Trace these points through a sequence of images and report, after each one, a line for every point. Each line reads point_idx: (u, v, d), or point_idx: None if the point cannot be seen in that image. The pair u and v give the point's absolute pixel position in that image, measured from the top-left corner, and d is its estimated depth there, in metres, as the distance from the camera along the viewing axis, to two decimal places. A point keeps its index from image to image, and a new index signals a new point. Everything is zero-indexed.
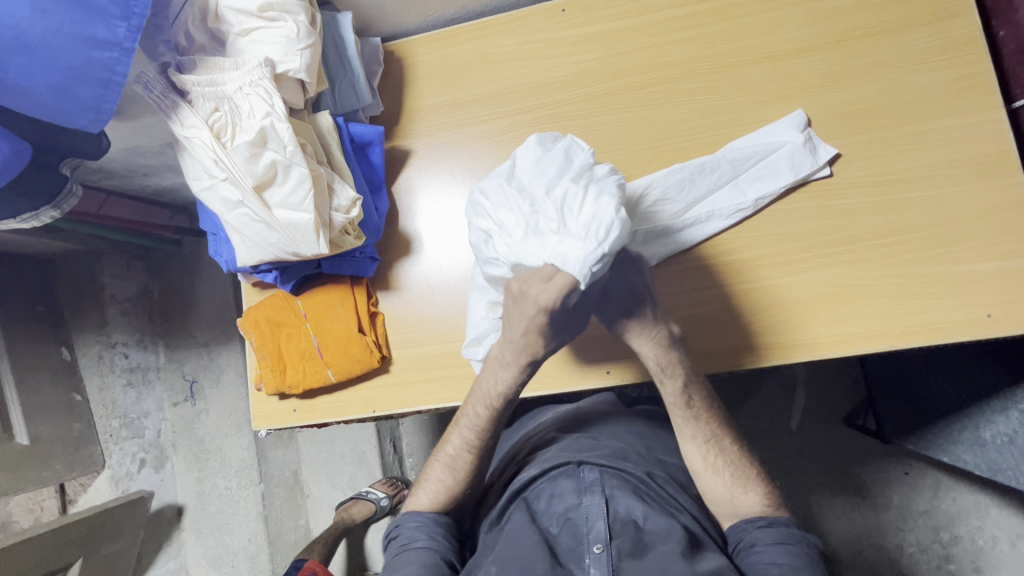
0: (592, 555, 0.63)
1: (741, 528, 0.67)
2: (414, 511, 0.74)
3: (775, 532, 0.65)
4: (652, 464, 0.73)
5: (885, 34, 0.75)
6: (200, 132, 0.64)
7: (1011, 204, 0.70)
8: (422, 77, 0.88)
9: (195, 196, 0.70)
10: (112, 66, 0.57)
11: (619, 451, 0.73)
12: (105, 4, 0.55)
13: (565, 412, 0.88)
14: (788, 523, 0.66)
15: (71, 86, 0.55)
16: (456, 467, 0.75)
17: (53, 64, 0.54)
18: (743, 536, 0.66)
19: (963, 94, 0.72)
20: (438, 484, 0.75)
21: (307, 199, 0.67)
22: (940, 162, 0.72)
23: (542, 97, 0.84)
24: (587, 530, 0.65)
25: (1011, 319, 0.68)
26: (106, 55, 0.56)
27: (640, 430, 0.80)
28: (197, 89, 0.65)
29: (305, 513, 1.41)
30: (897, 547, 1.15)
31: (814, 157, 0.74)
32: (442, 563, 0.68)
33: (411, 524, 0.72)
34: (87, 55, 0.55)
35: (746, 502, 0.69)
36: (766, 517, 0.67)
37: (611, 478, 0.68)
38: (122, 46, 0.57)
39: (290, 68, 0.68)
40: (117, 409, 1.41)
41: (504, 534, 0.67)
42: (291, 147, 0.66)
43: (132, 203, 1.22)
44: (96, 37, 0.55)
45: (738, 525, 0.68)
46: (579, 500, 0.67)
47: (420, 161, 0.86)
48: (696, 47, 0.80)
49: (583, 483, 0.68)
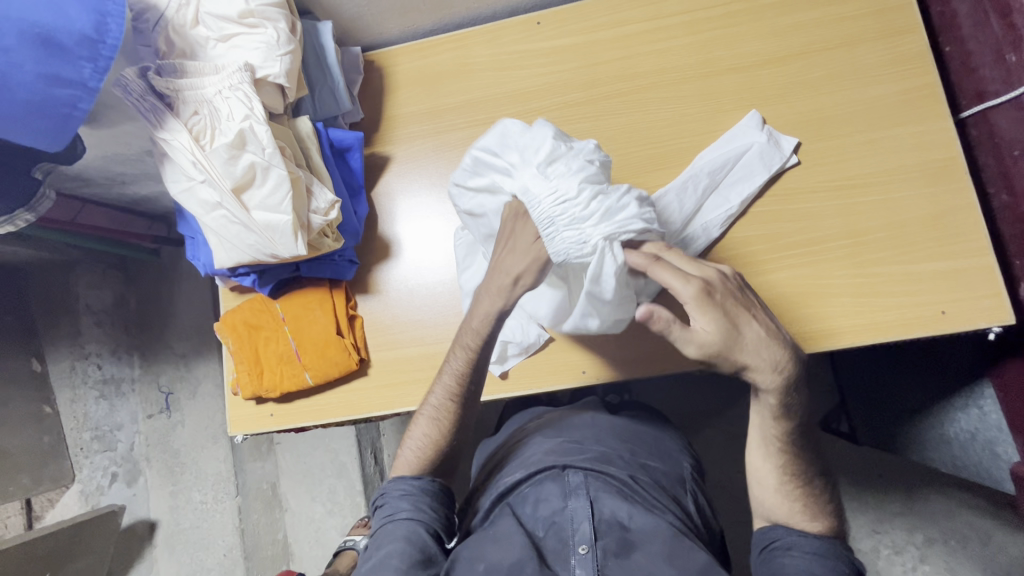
0: (578, 556, 0.64)
1: (780, 530, 0.67)
2: (398, 478, 0.74)
3: (818, 544, 0.65)
4: (636, 468, 0.73)
5: (840, 48, 0.80)
6: (179, 135, 0.66)
7: (962, 207, 0.74)
8: (403, 85, 0.90)
9: (173, 199, 0.70)
10: (75, 103, 0.58)
11: (604, 454, 0.74)
12: (71, 45, 0.57)
13: (551, 417, 0.85)
14: (834, 543, 0.65)
15: (29, 117, 0.57)
16: (441, 419, 0.74)
17: (14, 98, 0.56)
18: (778, 537, 0.67)
19: (913, 104, 0.77)
20: (422, 438, 0.75)
21: (285, 201, 0.68)
22: (893, 168, 0.76)
23: (518, 105, 0.86)
24: (573, 532, 0.66)
25: (965, 316, 0.71)
26: (69, 93, 0.58)
27: (626, 432, 0.80)
28: (179, 93, 0.67)
29: (283, 527, 1.37)
30: (871, 548, 1.18)
31: (779, 151, 0.78)
32: (426, 534, 0.69)
33: (396, 493, 0.73)
34: (48, 92, 0.57)
35: (800, 523, 0.67)
36: (817, 533, 0.66)
37: (596, 481, 0.70)
38: (88, 85, 0.58)
39: (270, 72, 0.69)
40: (88, 422, 1.39)
41: (480, 536, 0.68)
42: (270, 149, 0.67)
43: (109, 212, 1.22)
44: (58, 75, 0.57)
45: (777, 526, 0.68)
46: (564, 503, 0.68)
47: (399, 167, 0.88)
48: (664, 59, 0.84)
49: (568, 486, 0.69)
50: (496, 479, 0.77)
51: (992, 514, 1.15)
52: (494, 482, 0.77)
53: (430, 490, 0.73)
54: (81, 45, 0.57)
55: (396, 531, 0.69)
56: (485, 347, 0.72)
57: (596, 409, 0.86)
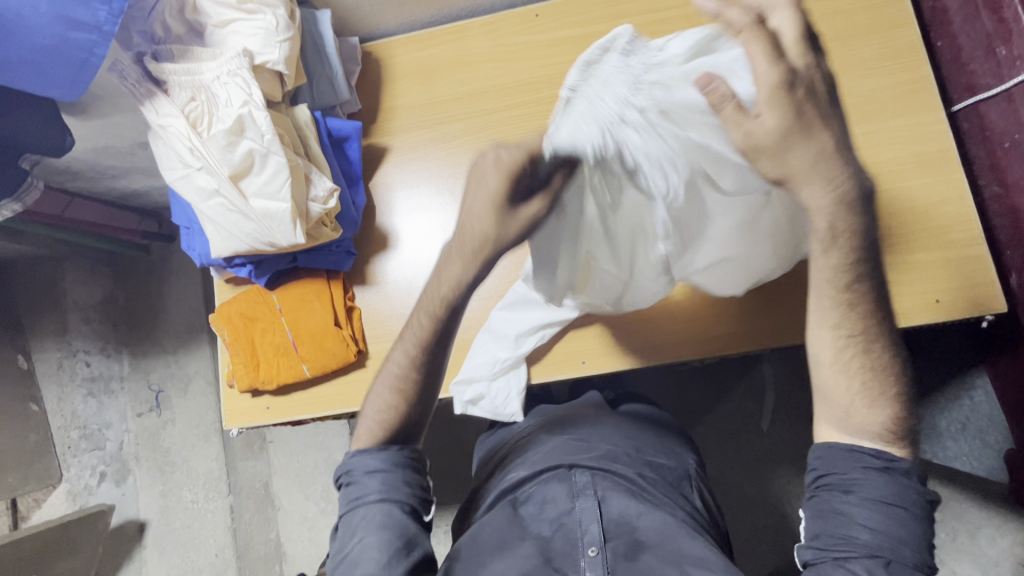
0: (588, 557, 0.63)
1: (838, 462, 0.55)
2: (359, 453, 0.64)
3: (889, 483, 0.53)
4: (641, 465, 0.73)
5: (834, 42, 0.81)
6: (176, 121, 0.65)
7: (954, 199, 0.75)
8: (401, 77, 0.89)
9: (169, 186, 0.70)
10: (90, 47, 0.62)
11: (609, 453, 0.73)
12: None
13: (552, 414, 0.85)
14: (904, 473, 0.54)
15: (47, 62, 0.60)
16: (404, 386, 0.66)
17: (31, 40, 0.59)
18: (837, 473, 0.55)
19: (906, 97, 0.78)
20: (384, 409, 0.66)
21: (284, 189, 0.67)
22: (888, 160, 0.77)
23: (516, 96, 0.86)
24: (581, 533, 0.65)
25: (957, 305, 0.72)
26: (85, 37, 0.61)
27: (628, 429, 0.79)
28: (173, 78, 0.66)
29: (276, 527, 1.35)
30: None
31: None
32: (403, 514, 0.61)
33: (362, 470, 0.63)
34: (65, 35, 0.60)
35: (861, 421, 0.55)
36: (884, 462, 0.54)
37: (603, 481, 0.69)
38: (101, 29, 0.62)
39: (268, 59, 0.69)
40: (76, 419, 1.37)
41: (486, 538, 0.67)
42: (269, 135, 0.66)
43: (99, 206, 1.20)
44: (75, 17, 0.60)
45: (839, 455, 0.56)
46: (572, 503, 0.68)
47: (396, 158, 0.88)
48: None
49: (575, 487, 0.69)
50: (499, 477, 0.77)
51: None
52: (497, 481, 0.77)
53: (401, 463, 0.64)
54: None
55: (368, 517, 0.60)
56: (454, 315, 0.64)
57: (596, 406, 0.86)
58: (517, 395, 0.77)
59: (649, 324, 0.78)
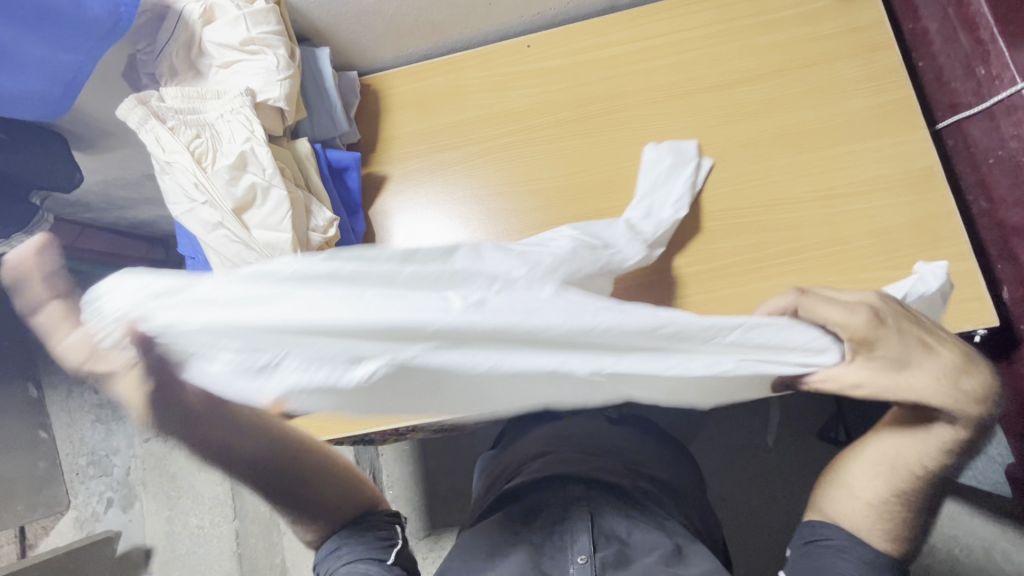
0: (577, 564, 0.62)
1: (832, 529, 0.63)
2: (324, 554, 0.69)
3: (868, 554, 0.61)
4: (636, 476, 0.73)
5: (817, 65, 0.83)
6: (181, 158, 0.66)
7: (942, 214, 0.76)
8: (398, 107, 0.92)
9: (175, 220, 0.72)
10: (77, 68, 0.67)
11: (604, 463, 0.74)
12: (89, 21, 0.64)
13: (554, 424, 0.84)
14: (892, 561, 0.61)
15: (40, 79, 0.66)
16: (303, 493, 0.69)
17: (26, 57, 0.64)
18: (830, 536, 0.63)
19: (890, 115, 0.80)
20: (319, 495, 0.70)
21: (285, 219, 0.69)
22: (875, 177, 0.79)
23: (511, 124, 0.89)
24: (573, 541, 0.64)
25: (951, 319, 0.73)
26: (74, 59, 0.66)
27: (624, 440, 0.79)
28: (179, 118, 0.68)
29: (282, 552, 1.34)
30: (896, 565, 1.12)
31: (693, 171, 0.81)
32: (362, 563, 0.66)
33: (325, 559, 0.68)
34: (58, 56, 0.65)
35: (869, 534, 0.62)
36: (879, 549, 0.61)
37: (598, 494, 0.69)
38: (90, 52, 0.66)
39: (269, 96, 0.72)
40: (84, 446, 1.39)
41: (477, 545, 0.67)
42: (270, 170, 0.69)
43: (108, 235, 1.24)
44: (69, 41, 0.65)
45: (830, 526, 0.64)
46: (565, 514, 0.67)
47: (396, 185, 0.90)
48: (650, 78, 0.87)
49: (569, 497, 0.69)
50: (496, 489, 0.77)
51: None
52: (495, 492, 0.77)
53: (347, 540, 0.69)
54: (98, 24, 0.65)
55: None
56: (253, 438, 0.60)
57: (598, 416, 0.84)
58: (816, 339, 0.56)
59: None
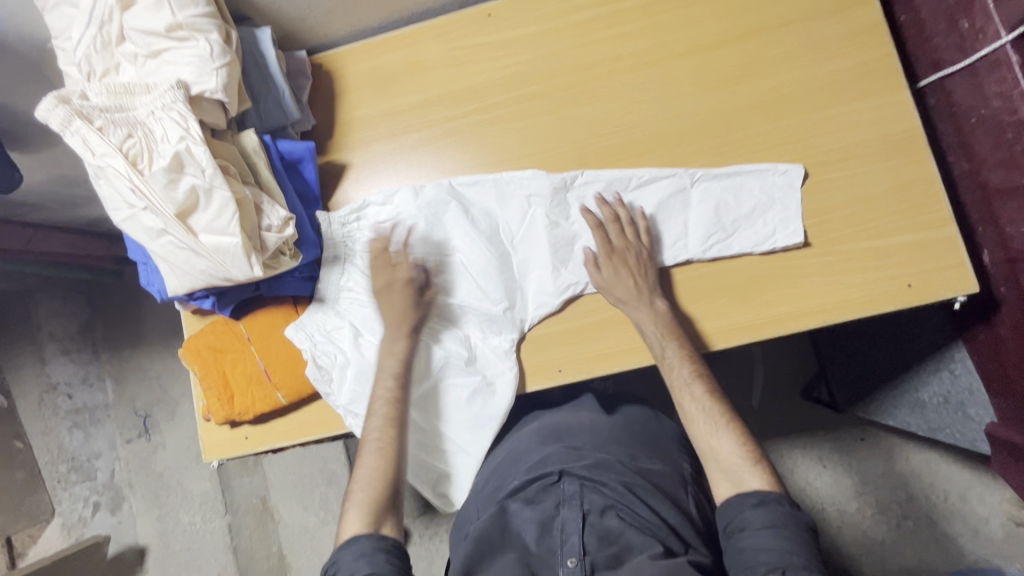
0: (566, 567, 0.62)
1: (733, 508, 0.62)
2: (352, 539, 0.63)
3: (769, 514, 0.61)
4: (634, 474, 0.71)
5: (795, 24, 0.78)
6: (114, 161, 0.61)
7: (923, 178, 0.74)
8: (354, 88, 0.86)
9: (117, 227, 0.66)
10: None
11: (602, 461, 0.72)
12: None
13: (554, 421, 0.82)
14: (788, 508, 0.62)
15: None
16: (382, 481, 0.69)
17: None
18: (731, 518, 0.62)
19: (872, 76, 0.76)
20: (372, 474, 0.69)
21: (233, 222, 0.64)
22: (855, 143, 0.76)
23: (475, 101, 0.84)
24: (562, 542, 0.64)
25: (931, 286, 0.72)
26: None
27: (623, 435, 0.78)
28: (107, 117, 0.62)
29: (277, 540, 1.36)
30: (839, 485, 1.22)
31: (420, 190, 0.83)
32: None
33: (349, 557, 0.62)
34: None
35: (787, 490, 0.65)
36: (761, 495, 0.62)
37: (591, 492, 0.67)
38: None
39: (205, 88, 0.66)
40: (63, 453, 1.36)
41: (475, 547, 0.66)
42: (210, 170, 0.64)
43: (64, 236, 1.16)
44: None
45: (731, 504, 0.63)
46: (556, 510, 0.67)
47: (357, 173, 0.85)
48: (619, 45, 0.82)
49: (563, 495, 0.68)
50: (495, 488, 0.74)
51: (971, 466, 1.18)
52: (494, 490, 0.74)
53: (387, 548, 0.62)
54: None
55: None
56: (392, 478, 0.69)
57: (589, 411, 0.84)
58: (795, 216, 0.75)
59: (625, 327, 0.77)
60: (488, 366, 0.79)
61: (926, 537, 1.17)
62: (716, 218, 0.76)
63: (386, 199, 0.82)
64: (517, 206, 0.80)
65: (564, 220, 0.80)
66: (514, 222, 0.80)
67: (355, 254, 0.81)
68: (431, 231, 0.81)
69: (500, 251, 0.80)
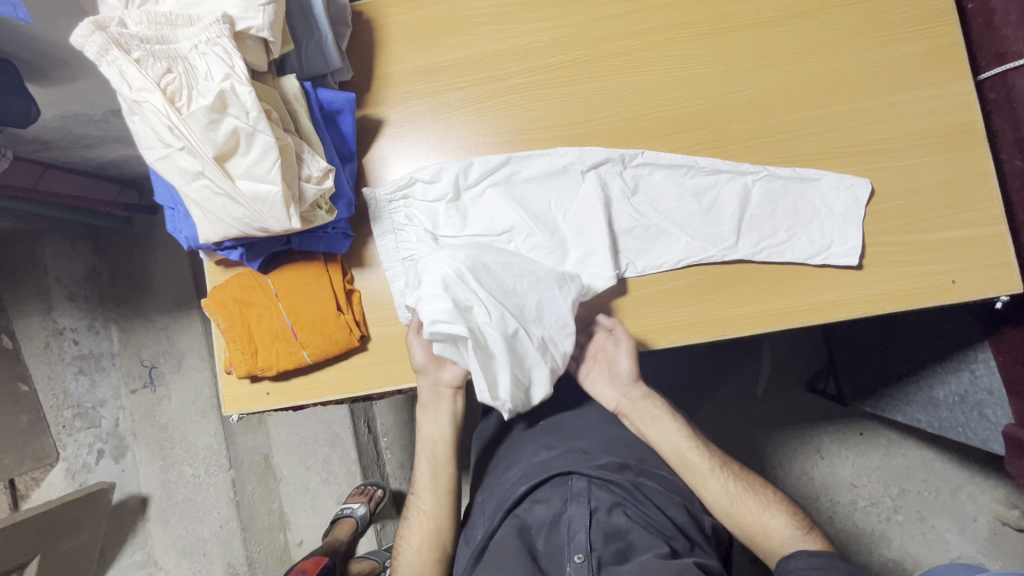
0: (573, 564, 0.62)
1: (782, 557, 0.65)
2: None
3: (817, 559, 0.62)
4: (641, 473, 0.72)
5: (863, 3, 0.75)
6: (151, 96, 0.58)
7: (976, 174, 0.73)
8: (395, 40, 0.83)
9: (148, 167, 0.64)
10: None
11: (610, 461, 0.72)
12: None
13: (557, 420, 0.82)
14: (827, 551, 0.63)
15: None
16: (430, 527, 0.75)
17: None
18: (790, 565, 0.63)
19: (936, 64, 0.74)
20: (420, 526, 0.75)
21: (274, 170, 0.62)
22: (911, 133, 0.74)
23: (521, 62, 0.80)
24: (569, 540, 0.64)
25: (974, 285, 0.71)
26: None
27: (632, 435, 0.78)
28: (146, 48, 0.59)
29: (279, 497, 1.37)
30: (832, 473, 1.23)
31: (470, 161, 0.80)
32: None
33: None
34: None
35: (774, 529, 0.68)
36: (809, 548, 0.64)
37: (599, 490, 0.68)
38: None
39: (251, 24, 0.63)
40: (69, 399, 1.34)
41: (489, 555, 0.65)
42: (254, 113, 0.61)
43: (75, 177, 1.12)
44: None
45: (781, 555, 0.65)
46: (564, 508, 0.67)
47: (394, 131, 0.82)
48: (676, 14, 0.78)
49: (571, 492, 0.68)
50: (500, 490, 0.75)
51: (967, 464, 1.20)
52: (499, 493, 0.75)
53: None
54: None
55: None
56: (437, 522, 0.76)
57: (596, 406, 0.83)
58: (847, 186, 0.74)
59: (664, 309, 0.76)
60: (550, 319, 0.73)
61: (914, 531, 1.20)
62: (770, 225, 0.76)
63: (433, 176, 0.79)
64: (567, 183, 0.79)
65: (613, 200, 0.79)
66: (566, 197, 0.79)
67: (401, 222, 0.80)
68: (485, 207, 0.80)
69: (556, 230, 0.79)
